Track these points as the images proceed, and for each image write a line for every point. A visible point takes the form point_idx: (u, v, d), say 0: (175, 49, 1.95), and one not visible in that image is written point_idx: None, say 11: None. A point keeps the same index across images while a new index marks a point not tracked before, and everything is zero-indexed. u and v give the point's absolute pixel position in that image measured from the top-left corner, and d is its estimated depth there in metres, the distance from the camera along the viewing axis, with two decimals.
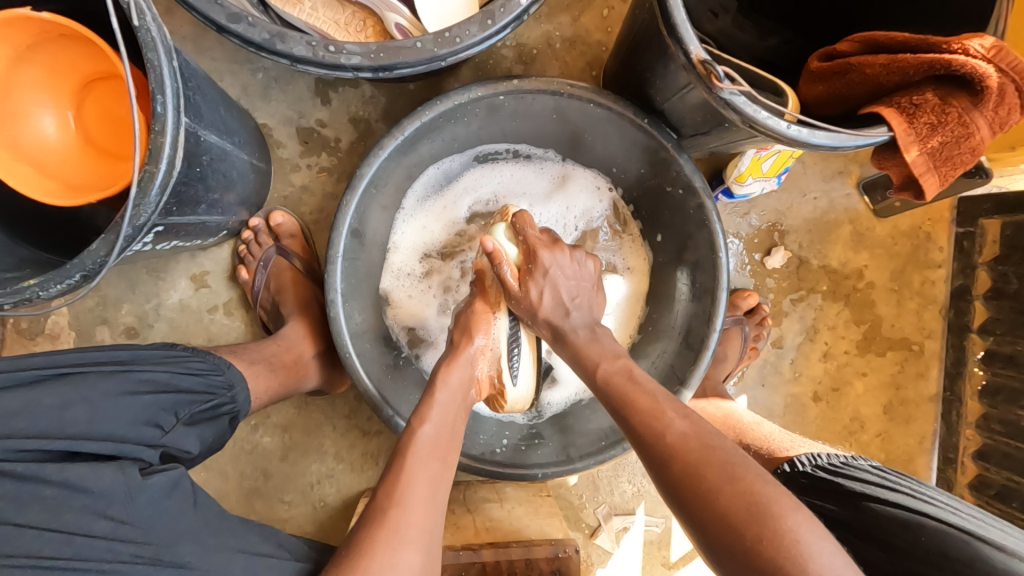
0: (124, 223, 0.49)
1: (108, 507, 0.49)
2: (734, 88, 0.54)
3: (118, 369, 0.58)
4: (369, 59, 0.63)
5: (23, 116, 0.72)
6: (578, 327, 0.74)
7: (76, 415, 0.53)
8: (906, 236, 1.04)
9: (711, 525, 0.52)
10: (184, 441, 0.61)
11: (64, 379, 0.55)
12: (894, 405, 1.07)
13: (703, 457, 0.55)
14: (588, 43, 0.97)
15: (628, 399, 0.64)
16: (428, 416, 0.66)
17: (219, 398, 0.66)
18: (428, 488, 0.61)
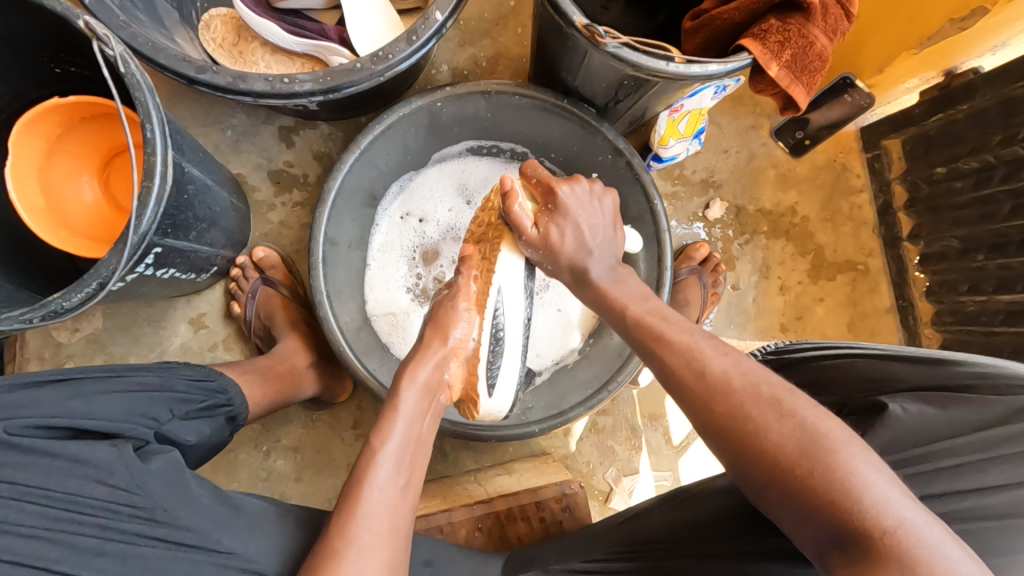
0: (129, 234, 0.58)
1: (106, 475, 0.54)
2: (614, 41, 0.66)
3: (113, 375, 0.63)
4: (319, 83, 0.75)
5: (65, 193, 0.85)
6: (600, 266, 0.72)
7: (75, 406, 0.58)
8: (825, 170, 1.16)
9: (722, 431, 0.53)
10: (183, 433, 0.67)
11: (67, 383, 0.60)
12: (856, 322, 1.15)
13: (745, 394, 0.52)
14: (509, 58, 1.11)
15: (701, 405, 0.55)
16: (390, 434, 0.61)
17: (214, 399, 0.72)
18: (384, 520, 0.56)
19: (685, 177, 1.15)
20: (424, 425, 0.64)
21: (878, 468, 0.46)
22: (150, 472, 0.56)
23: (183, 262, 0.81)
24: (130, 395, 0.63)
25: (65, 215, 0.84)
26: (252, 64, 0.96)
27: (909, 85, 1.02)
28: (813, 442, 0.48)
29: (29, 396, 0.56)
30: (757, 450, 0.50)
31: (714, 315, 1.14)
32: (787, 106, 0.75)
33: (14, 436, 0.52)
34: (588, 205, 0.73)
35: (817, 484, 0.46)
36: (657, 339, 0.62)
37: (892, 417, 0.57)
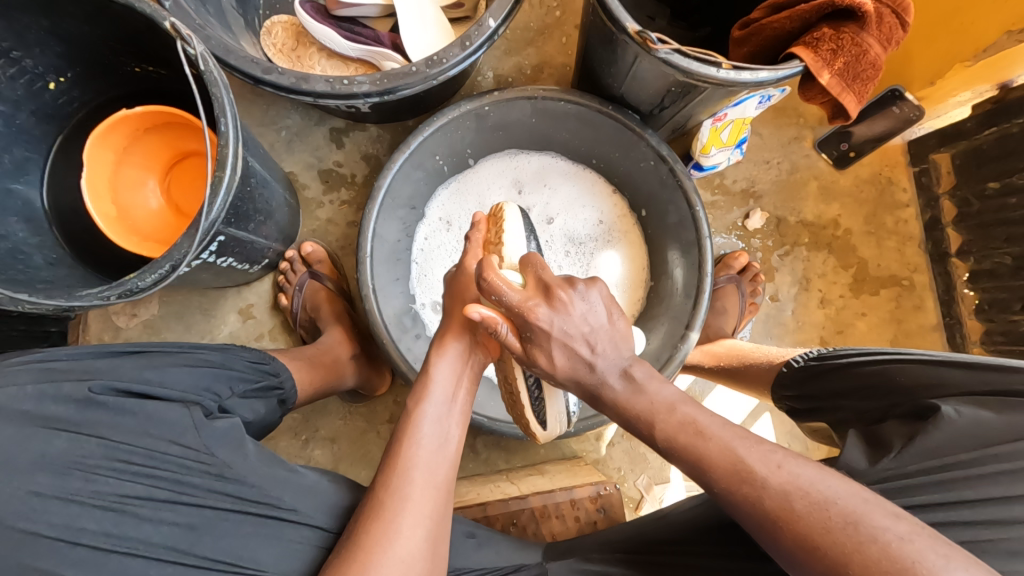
0: (200, 220, 0.62)
1: (178, 435, 0.58)
2: (665, 47, 0.67)
3: (180, 351, 0.68)
4: (377, 85, 0.79)
5: (134, 201, 0.91)
6: (610, 376, 0.61)
7: (151, 375, 0.61)
8: (870, 183, 1.15)
9: (797, 552, 0.50)
10: (240, 409, 0.70)
11: (140, 356, 0.64)
12: (900, 339, 1.13)
13: (813, 518, 0.49)
14: (553, 66, 1.14)
15: (698, 457, 0.56)
16: (427, 394, 0.64)
17: (269, 381, 0.75)
18: (426, 473, 0.59)
19: (725, 186, 1.14)
20: (460, 393, 0.66)
21: (937, 553, 0.46)
22: (215, 435, 0.59)
23: (240, 251, 0.85)
24: (197, 369, 0.66)
25: (134, 222, 0.90)
26: (309, 68, 1.01)
27: (961, 98, 1.00)
28: (903, 571, 0.45)
29: (112, 363, 0.60)
30: (840, 573, 0.47)
31: (751, 326, 1.13)
32: (836, 115, 0.75)
33: (97, 394, 0.56)
34: (569, 313, 0.59)
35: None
36: (697, 441, 0.56)
37: (945, 419, 0.57)
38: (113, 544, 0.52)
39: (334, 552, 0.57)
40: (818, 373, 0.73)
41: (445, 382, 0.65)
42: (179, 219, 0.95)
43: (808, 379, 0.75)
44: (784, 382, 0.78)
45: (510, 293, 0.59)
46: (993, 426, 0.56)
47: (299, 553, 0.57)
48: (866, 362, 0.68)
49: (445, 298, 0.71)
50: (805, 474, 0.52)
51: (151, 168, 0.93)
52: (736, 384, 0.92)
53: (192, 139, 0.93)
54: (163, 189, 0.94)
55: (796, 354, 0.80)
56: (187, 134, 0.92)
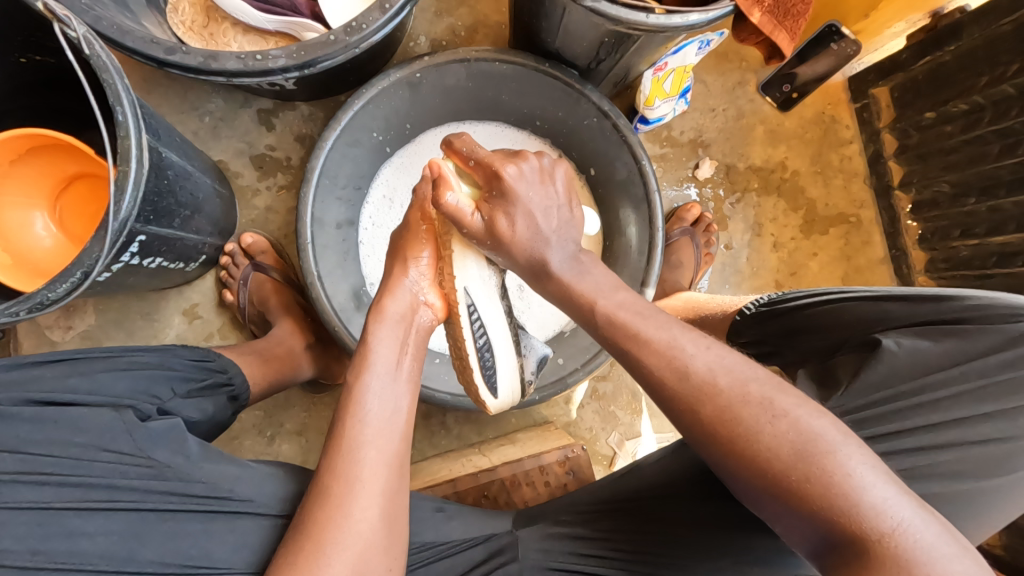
0: (109, 220, 0.57)
1: (112, 442, 0.55)
2: None
3: (112, 356, 0.64)
4: (293, 58, 0.73)
5: (27, 244, 0.82)
6: (558, 253, 0.60)
7: (76, 384, 0.58)
8: (814, 122, 1.15)
9: (710, 425, 0.49)
10: (187, 411, 0.66)
11: (69, 364, 0.61)
12: (851, 274, 1.15)
13: (733, 392, 0.49)
14: (488, 26, 1.09)
15: (632, 335, 0.54)
16: (371, 365, 0.62)
17: (216, 378, 0.72)
18: (375, 450, 0.58)
19: (673, 138, 1.13)
20: (399, 359, 0.64)
21: (867, 461, 0.46)
22: (156, 440, 0.56)
23: (170, 250, 0.80)
24: (131, 372, 0.63)
25: (35, 263, 0.81)
26: (224, 46, 0.94)
27: (896, 29, 1.02)
28: (807, 450, 0.46)
29: (34, 375, 0.57)
30: (750, 451, 0.47)
31: (708, 276, 1.14)
32: (772, 56, 0.74)
33: (9, 408, 0.54)
34: (539, 186, 0.59)
35: (814, 492, 0.45)
36: (631, 335, 0.54)
37: (887, 352, 0.59)
38: (51, 561, 0.50)
39: (285, 540, 0.55)
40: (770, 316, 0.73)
41: (382, 355, 0.63)
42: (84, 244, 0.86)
43: (761, 324, 0.75)
44: (738, 330, 0.78)
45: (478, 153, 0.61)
46: (932, 355, 0.59)
47: (260, 546, 0.56)
48: (813, 301, 0.69)
49: (388, 254, 0.69)
50: (731, 357, 0.51)
51: (36, 205, 0.84)
52: None
53: (70, 159, 0.84)
54: (57, 220, 0.85)
55: (748, 302, 0.80)
56: (60, 156, 0.83)
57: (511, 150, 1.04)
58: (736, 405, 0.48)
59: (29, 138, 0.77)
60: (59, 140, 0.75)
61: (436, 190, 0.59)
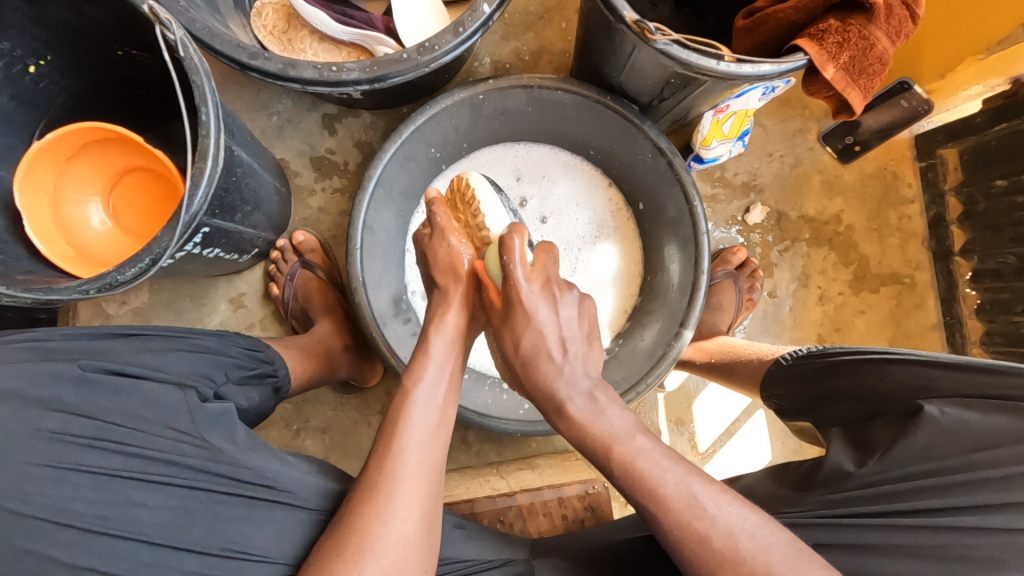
0: (181, 213, 0.60)
1: (169, 417, 0.57)
2: (664, 38, 0.64)
3: (176, 335, 0.66)
4: (365, 73, 0.76)
5: (85, 236, 0.83)
6: (576, 395, 0.60)
7: (147, 358, 0.61)
8: (875, 177, 1.12)
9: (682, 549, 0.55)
10: (238, 398, 0.68)
11: (137, 338, 0.63)
12: (899, 337, 1.11)
13: (756, 561, 0.51)
14: (552, 52, 1.11)
15: (651, 491, 0.55)
16: (423, 375, 0.63)
17: (263, 369, 0.74)
18: (421, 456, 0.58)
19: (726, 179, 1.12)
20: (449, 367, 0.65)
21: None
22: (208, 419, 0.58)
23: (228, 242, 0.83)
24: (192, 354, 0.65)
25: (97, 256, 0.82)
26: (300, 52, 0.99)
27: (972, 92, 0.96)
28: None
29: (105, 346, 0.60)
30: None
31: (748, 322, 1.11)
32: (840, 110, 0.72)
33: (90, 374, 0.55)
34: (557, 309, 0.61)
35: None
36: (650, 492, 0.56)
37: (928, 418, 0.57)
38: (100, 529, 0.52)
39: (325, 533, 0.56)
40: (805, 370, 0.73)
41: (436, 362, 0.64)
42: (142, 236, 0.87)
43: (796, 377, 0.74)
44: (772, 381, 0.78)
45: (520, 265, 0.60)
46: (980, 428, 0.56)
47: (291, 539, 0.57)
48: (855, 359, 0.68)
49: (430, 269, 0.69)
50: (749, 520, 0.53)
51: (94, 203, 0.85)
52: (725, 379, 0.91)
53: (125, 154, 0.85)
54: (112, 214, 0.87)
55: (786, 352, 0.79)
56: (116, 153, 0.84)
57: (561, 175, 1.05)
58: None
59: (84, 132, 0.78)
60: (109, 128, 0.76)
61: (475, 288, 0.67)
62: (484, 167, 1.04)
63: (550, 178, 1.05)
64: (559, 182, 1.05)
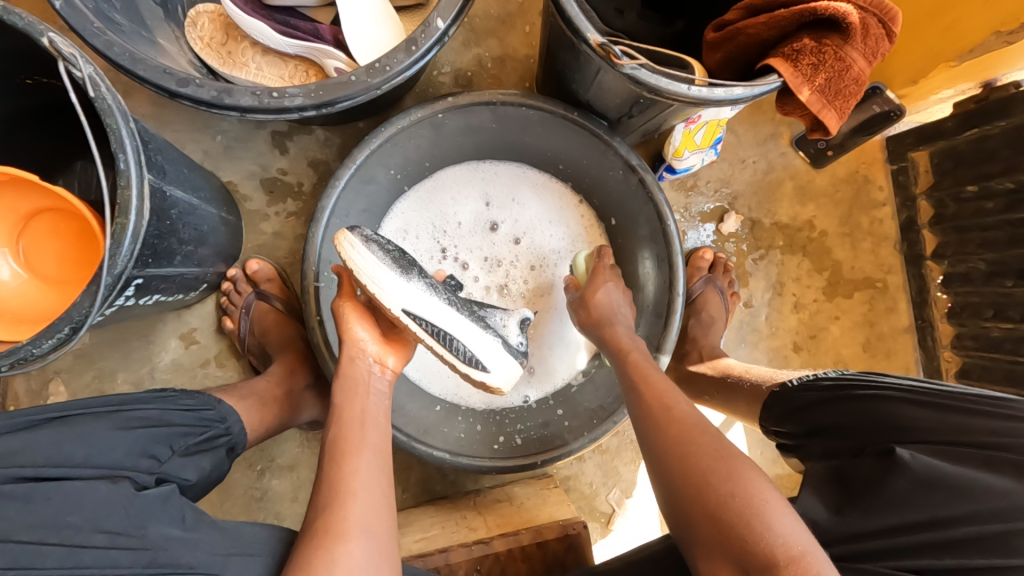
0: (102, 274, 0.53)
1: (100, 519, 0.48)
2: (632, 62, 0.59)
3: (109, 410, 0.58)
4: (311, 98, 0.70)
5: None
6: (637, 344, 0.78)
7: (72, 449, 0.52)
8: (847, 181, 1.11)
9: (703, 512, 0.56)
10: (186, 472, 0.61)
11: (60, 423, 0.54)
12: (873, 342, 1.11)
13: (703, 440, 0.60)
14: (516, 59, 1.05)
15: (647, 405, 0.68)
16: (347, 415, 0.65)
17: (213, 430, 0.66)
18: (362, 478, 0.59)
19: (699, 188, 1.09)
20: (372, 408, 0.67)
21: (798, 522, 0.54)
22: (145, 508, 0.51)
23: (170, 285, 0.76)
24: (127, 430, 0.57)
25: (14, 313, 0.68)
26: (241, 66, 0.91)
27: (943, 95, 0.95)
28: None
29: (18, 441, 0.50)
30: (714, 505, 0.55)
31: (724, 334, 1.09)
32: (815, 128, 0.69)
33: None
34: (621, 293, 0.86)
35: (746, 507, 0.54)
36: (654, 387, 0.69)
37: (901, 463, 0.57)
38: None
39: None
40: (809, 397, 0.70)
41: (355, 399, 0.66)
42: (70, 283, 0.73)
43: (799, 405, 0.72)
44: (774, 408, 0.75)
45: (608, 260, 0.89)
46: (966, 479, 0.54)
47: None
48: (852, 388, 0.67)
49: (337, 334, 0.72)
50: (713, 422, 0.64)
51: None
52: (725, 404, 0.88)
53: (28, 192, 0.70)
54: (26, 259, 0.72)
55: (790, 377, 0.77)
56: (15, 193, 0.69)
57: (532, 193, 1.00)
58: (703, 453, 0.59)
59: None
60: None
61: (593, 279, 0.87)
62: (450, 190, 0.98)
63: (520, 202, 1.00)
64: (528, 206, 1.00)
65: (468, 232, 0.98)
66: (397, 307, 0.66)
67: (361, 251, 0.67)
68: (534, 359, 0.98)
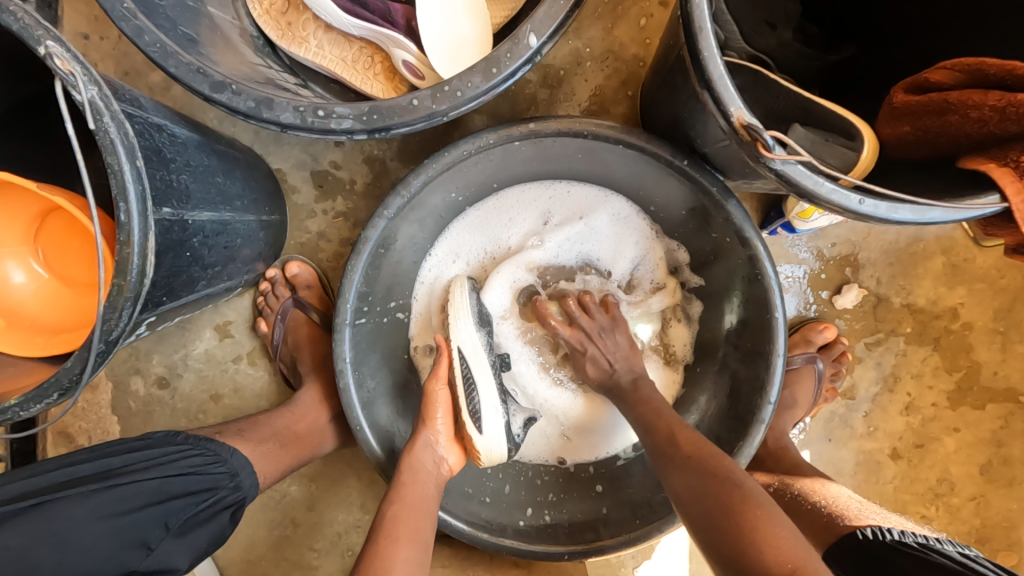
0: (94, 339, 0.46)
1: None
2: (787, 159, 0.42)
3: (96, 490, 0.52)
4: (361, 122, 0.57)
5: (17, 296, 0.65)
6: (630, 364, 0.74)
7: (42, 557, 0.47)
8: (1017, 268, 0.87)
9: (718, 532, 0.53)
10: (177, 557, 0.55)
11: (33, 513, 0.48)
12: (994, 465, 0.91)
13: (706, 459, 0.59)
14: (622, 59, 0.86)
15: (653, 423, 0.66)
16: (398, 495, 0.65)
17: (218, 494, 0.59)
18: (403, 570, 0.59)
19: (818, 248, 0.88)
20: (429, 493, 0.67)
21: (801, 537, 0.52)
22: None
23: (192, 306, 0.69)
24: (111, 518, 0.51)
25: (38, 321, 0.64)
26: (301, 41, 0.78)
27: None
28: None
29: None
30: (733, 517, 0.53)
31: (809, 422, 0.92)
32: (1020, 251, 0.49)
33: None
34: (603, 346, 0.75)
35: (756, 521, 0.52)
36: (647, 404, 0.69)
37: None
38: None
39: None
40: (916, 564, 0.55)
41: (415, 479, 0.66)
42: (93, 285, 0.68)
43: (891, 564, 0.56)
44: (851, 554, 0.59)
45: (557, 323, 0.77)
46: None
47: None
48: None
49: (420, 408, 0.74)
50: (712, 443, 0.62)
51: (16, 257, 0.65)
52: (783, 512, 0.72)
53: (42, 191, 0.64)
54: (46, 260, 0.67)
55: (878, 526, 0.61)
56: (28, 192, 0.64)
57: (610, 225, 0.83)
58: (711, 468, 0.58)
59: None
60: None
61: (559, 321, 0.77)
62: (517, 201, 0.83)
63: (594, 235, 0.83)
64: (595, 247, 0.84)
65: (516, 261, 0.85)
66: (453, 341, 0.74)
67: (467, 295, 0.77)
68: (570, 423, 0.84)
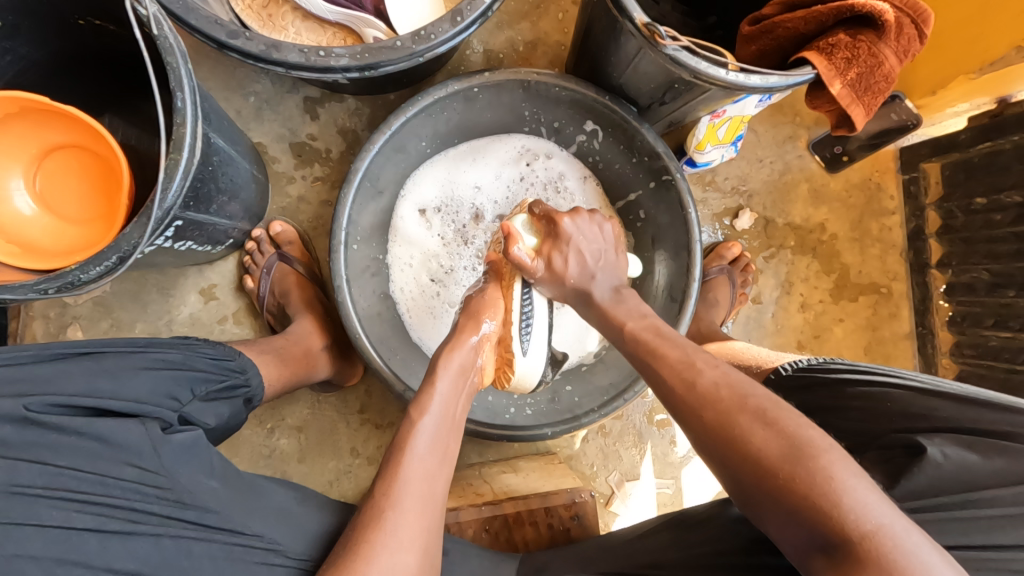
0: (153, 208, 0.55)
1: (133, 455, 0.54)
2: (675, 44, 0.62)
3: (134, 351, 0.62)
4: (356, 60, 0.71)
5: (25, 226, 0.72)
6: (601, 287, 0.73)
7: (101, 384, 0.56)
8: (859, 188, 1.14)
9: (733, 449, 0.53)
10: (202, 416, 0.65)
11: (93, 358, 0.59)
12: (873, 346, 1.14)
13: (708, 386, 0.57)
14: (548, 44, 1.07)
15: (654, 351, 0.64)
16: (428, 407, 0.63)
17: (232, 380, 0.70)
18: (423, 484, 0.58)
19: (716, 183, 1.11)
20: (456, 405, 0.66)
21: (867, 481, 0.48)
22: (173, 450, 0.55)
23: (200, 234, 0.79)
24: (156, 372, 0.62)
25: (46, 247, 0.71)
26: (281, 29, 0.92)
27: (958, 109, 0.98)
28: (797, 451, 0.50)
29: (58, 370, 0.55)
30: (739, 441, 0.53)
31: (733, 322, 1.12)
32: (840, 125, 0.72)
33: (38, 415, 0.51)
34: (587, 233, 0.74)
35: (799, 490, 0.48)
36: (649, 347, 0.64)
37: (931, 461, 0.55)
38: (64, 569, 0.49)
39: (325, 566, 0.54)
40: (807, 385, 0.71)
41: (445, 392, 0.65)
42: (93, 221, 0.75)
43: (794, 391, 0.72)
44: (774, 391, 0.75)
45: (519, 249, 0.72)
46: (980, 471, 0.54)
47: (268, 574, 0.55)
48: (858, 381, 0.66)
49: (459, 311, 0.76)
50: (740, 373, 0.58)
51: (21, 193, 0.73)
52: None
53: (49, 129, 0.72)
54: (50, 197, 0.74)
55: (786, 362, 0.76)
56: (30, 133, 0.72)
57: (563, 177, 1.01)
58: (724, 403, 0.55)
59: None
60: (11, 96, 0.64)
61: (506, 243, 0.71)
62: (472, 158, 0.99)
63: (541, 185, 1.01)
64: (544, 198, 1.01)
65: (461, 207, 0.99)
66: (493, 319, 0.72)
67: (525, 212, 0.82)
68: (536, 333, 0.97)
